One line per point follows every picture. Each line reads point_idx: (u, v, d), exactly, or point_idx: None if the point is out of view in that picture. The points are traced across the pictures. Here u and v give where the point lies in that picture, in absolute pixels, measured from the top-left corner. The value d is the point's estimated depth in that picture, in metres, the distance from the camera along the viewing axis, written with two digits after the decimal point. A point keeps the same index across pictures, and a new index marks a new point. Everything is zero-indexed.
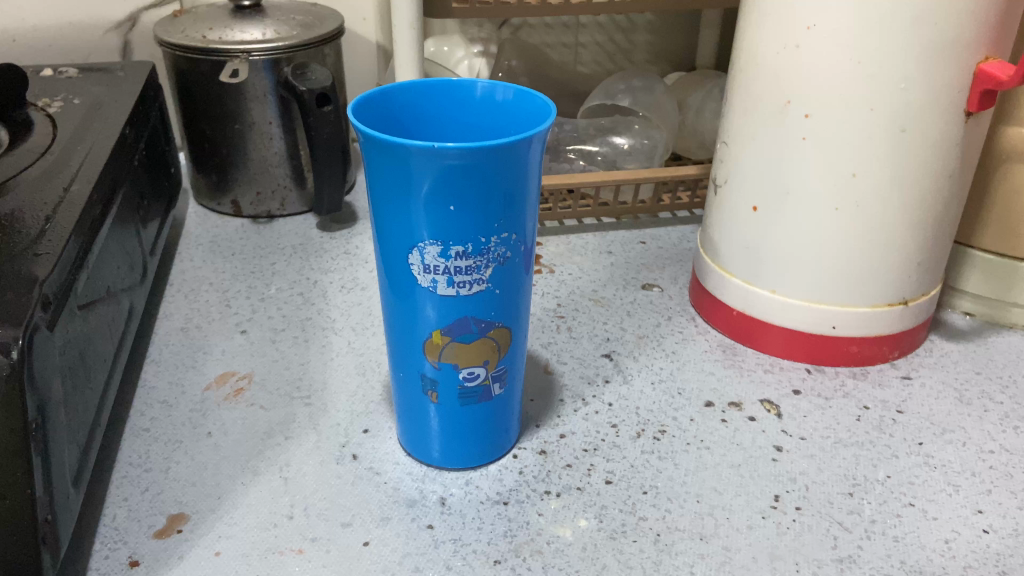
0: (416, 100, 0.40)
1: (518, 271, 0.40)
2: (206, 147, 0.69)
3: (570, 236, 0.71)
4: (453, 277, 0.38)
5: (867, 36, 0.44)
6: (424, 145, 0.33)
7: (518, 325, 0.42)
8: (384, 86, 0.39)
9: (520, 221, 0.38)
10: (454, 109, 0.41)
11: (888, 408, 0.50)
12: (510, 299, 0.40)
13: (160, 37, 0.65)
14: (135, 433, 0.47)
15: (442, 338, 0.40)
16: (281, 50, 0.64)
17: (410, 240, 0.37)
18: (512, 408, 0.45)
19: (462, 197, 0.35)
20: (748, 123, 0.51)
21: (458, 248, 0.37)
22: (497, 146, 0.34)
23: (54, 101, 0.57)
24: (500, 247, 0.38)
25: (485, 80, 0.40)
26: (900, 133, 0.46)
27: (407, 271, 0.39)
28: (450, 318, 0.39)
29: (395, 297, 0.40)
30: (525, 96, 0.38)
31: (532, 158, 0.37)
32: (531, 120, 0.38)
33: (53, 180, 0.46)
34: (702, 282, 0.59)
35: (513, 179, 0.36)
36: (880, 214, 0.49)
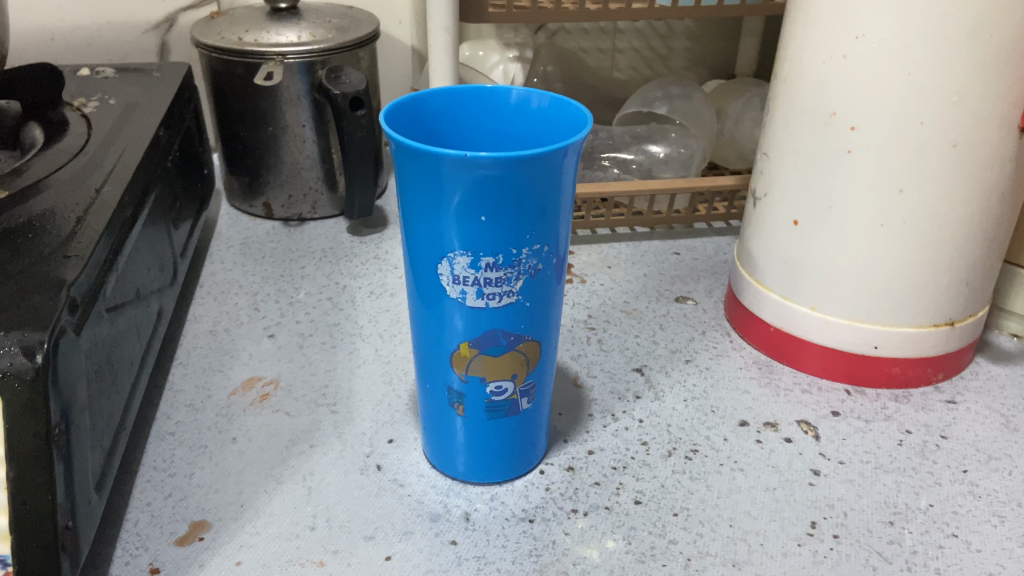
0: (450, 106, 0.39)
1: (550, 284, 0.39)
2: (240, 149, 0.69)
3: (602, 245, 0.69)
4: (483, 288, 0.37)
5: (919, 47, 0.42)
6: (457, 154, 0.32)
7: (548, 340, 0.41)
8: (418, 93, 0.38)
9: (553, 233, 0.37)
10: (488, 116, 0.40)
11: (932, 433, 0.48)
12: (541, 312, 0.39)
13: (197, 38, 0.65)
14: (160, 437, 0.47)
15: (471, 350, 0.39)
16: (317, 53, 0.63)
17: (440, 250, 0.37)
18: (541, 423, 0.44)
19: (494, 208, 0.34)
20: (791, 134, 0.50)
21: (488, 259, 0.36)
22: (531, 156, 0.33)
23: (90, 101, 0.58)
24: (531, 259, 0.37)
25: (521, 88, 0.39)
26: (951, 148, 0.44)
27: (436, 281, 0.38)
28: (479, 330, 0.38)
29: (424, 309, 0.40)
30: (561, 104, 0.37)
31: (566, 169, 0.36)
32: (566, 129, 0.37)
33: (85, 181, 0.46)
34: (738, 297, 0.58)
35: (546, 189, 0.35)
36: (928, 231, 0.47)
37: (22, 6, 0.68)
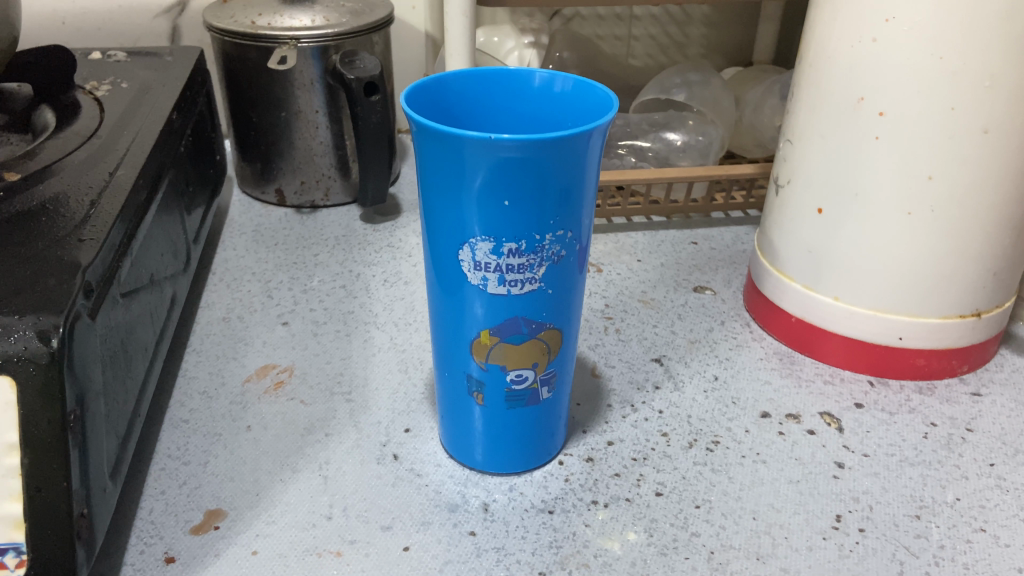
0: (471, 89, 0.39)
1: (572, 271, 0.38)
2: (252, 135, 0.68)
3: (619, 234, 0.69)
4: (505, 275, 0.36)
5: (951, 30, 0.41)
6: (481, 136, 0.32)
7: (569, 329, 0.40)
8: (438, 75, 0.37)
9: (576, 219, 0.36)
10: (509, 100, 0.39)
11: (958, 426, 0.48)
12: (563, 300, 0.38)
13: (209, 22, 0.64)
14: (175, 424, 0.46)
15: (491, 338, 0.38)
16: (330, 38, 0.62)
17: (461, 235, 0.36)
18: (560, 412, 0.43)
19: (517, 192, 0.34)
20: (816, 121, 0.49)
21: (511, 245, 0.35)
22: (557, 138, 0.32)
23: (102, 84, 0.57)
24: (554, 246, 0.36)
25: (543, 70, 0.38)
26: (982, 135, 0.43)
27: (456, 268, 0.37)
28: (500, 318, 0.38)
29: (443, 296, 0.39)
30: (586, 87, 0.36)
31: (591, 153, 0.35)
32: (590, 112, 0.37)
33: (99, 165, 0.46)
34: (758, 287, 0.57)
35: (571, 173, 0.34)
36: (957, 220, 0.46)
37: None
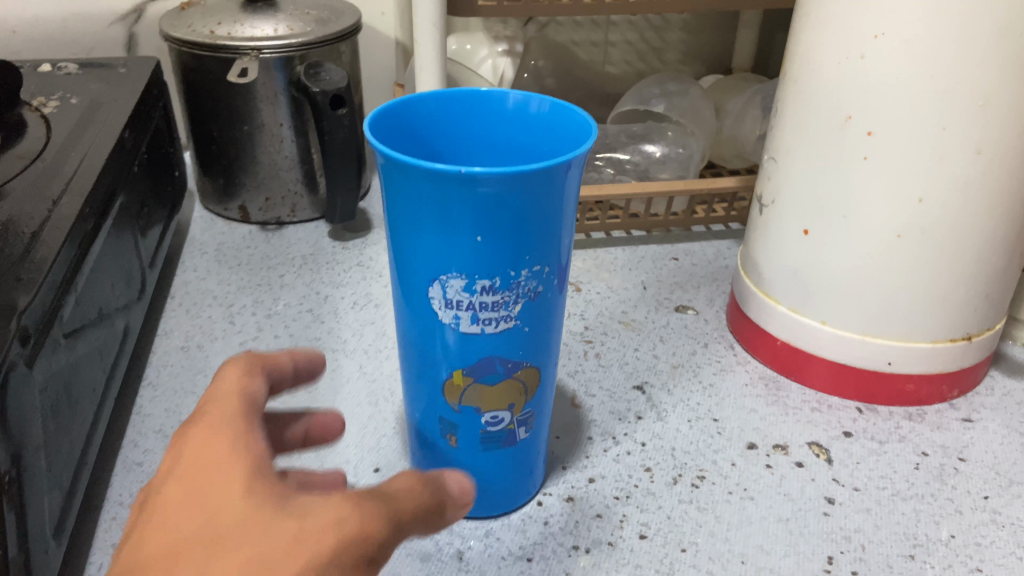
0: (441, 112, 0.36)
1: (550, 305, 0.35)
2: (214, 149, 0.65)
3: (597, 250, 0.66)
4: (478, 313, 0.34)
5: (943, 45, 0.39)
6: (452, 169, 0.29)
7: (547, 365, 0.38)
8: (405, 97, 0.35)
9: (554, 252, 0.34)
10: (482, 122, 0.37)
11: (949, 456, 0.46)
12: (540, 337, 0.36)
13: (166, 32, 0.61)
14: (127, 468, 0.43)
15: (465, 378, 0.36)
16: (295, 48, 0.59)
17: (430, 272, 0.33)
18: (539, 451, 0.41)
19: (491, 227, 0.31)
20: (801, 138, 0.47)
21: (484, 282, 0.33)
22: (534, 170, 0.30)
23: (50, 100, 0.54)
24: (531, 281, 0.33)
25: (518, 91, 0.35)
26: (975, 155, 0.42)
27: (427, 305, 0.35)
28: (474, 358, 0.35)
29: (413, 335, 0.36)
30: (564, 110, 0.34)
31: (570, 183, 0.32)
32: (568, 137, 0.34)
33: (43, 192, 0.43)
34: (742, 308, 0.55)
35: (549, 205, 0.32)
36: (948, 242, 0.44)
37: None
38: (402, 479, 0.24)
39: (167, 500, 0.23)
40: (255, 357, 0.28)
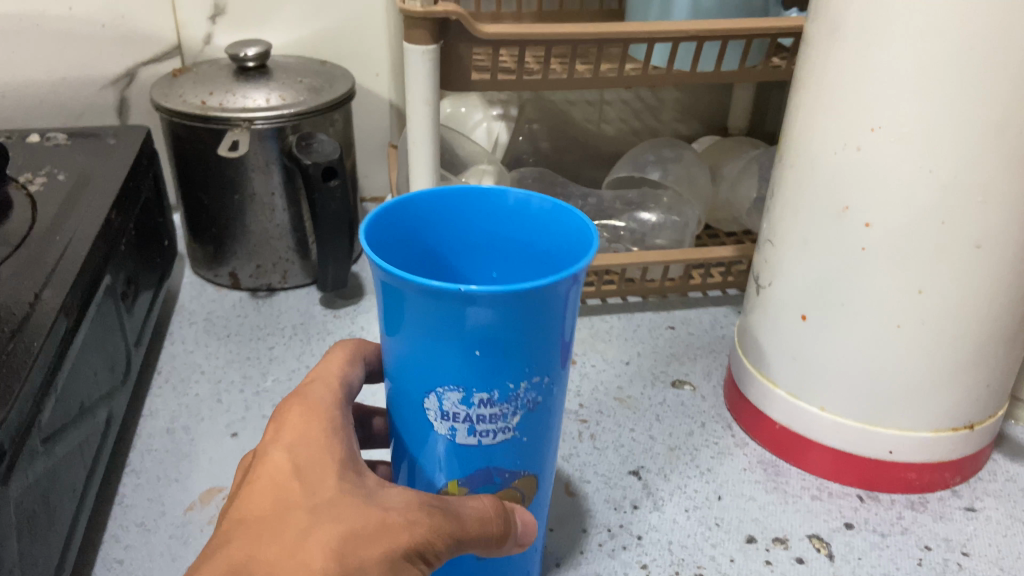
0: (437, 211, 0.35)
1: (549, 416, 0.34)
2: (204, 217, 0.64)
3: (592, 317, 0.66)
4: (475, 425, 0.33)
5: (942, 129, 0.38)
6: (453, 288, 0.28)
7: (544, 470, 0.37)
8: (402, 199, 0.34)
9: (555, 362, 0.33)
10: (480, 220, 0.36)
11: (953, 550, 0.45)
12: (538, 445, 0.35)
13: (157, 102, 0.60)
14: (106, 566, 0.42)
15: (460, 487, 0.35)
16: (288, 118, 0.59)
17: (426, 383, 0.32)
18: (536, 555, 0.40)
19: (490, 343, 0.30)
20: (798, 225, 0.46)
21: (482, 395, 0.31)
22: (537, 288, 0.29)
23: (37, 177, 0.53)
24: (531, 393, 0.32)
25: (518, 191, 0.35)
26: (974, 249, 0.41)
27: (422, 415, 0.33)
28: (471, 469, 0.34)
29: (407, 441, 0.35)
30: (565, 212, 0.33)
31: (571, 299, 0.31)
32: (569, 242, 0.33)
33: (25, 283, 0.42)
34: (739, 388, 0.54)
35: (551, 320, 0.31)
36: (949, 333, 0.43)
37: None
38: (480, 504, 0.31)
39: (294, 445, 0.31)
40: (315, 407, 0.33)
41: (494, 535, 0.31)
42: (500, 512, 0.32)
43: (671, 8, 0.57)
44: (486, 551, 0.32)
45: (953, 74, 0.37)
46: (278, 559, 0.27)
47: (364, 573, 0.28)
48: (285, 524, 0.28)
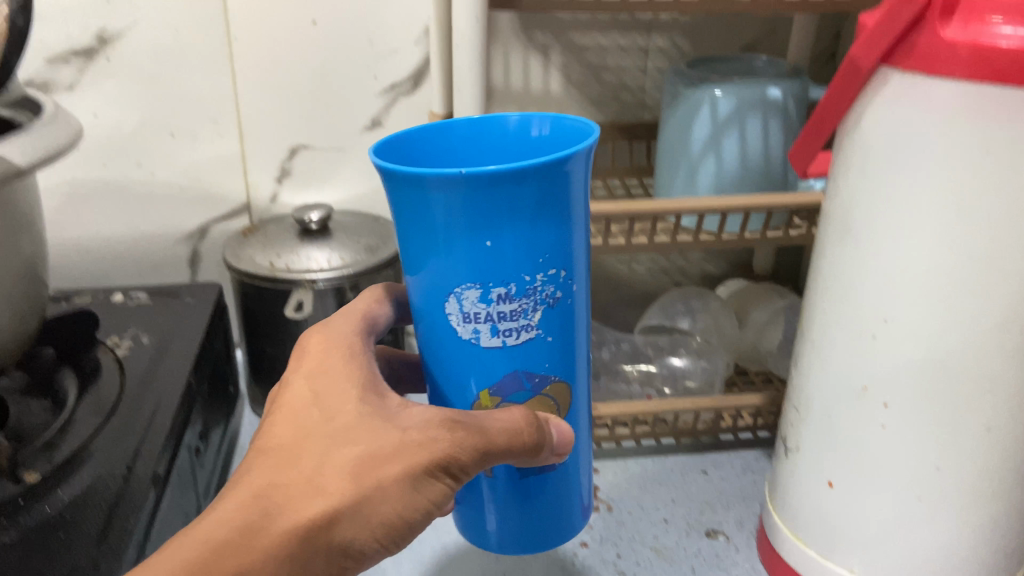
0: (446, 149, 0.38)
1: (571, 315, 0.36)
2: (266, 364, 0.69)
3: (627, 460, 0.69)
4: (497, 324, 0.34)
5: (946, 305, 0.42)
6: (453, 172, 0.30)
7: (576, 380, 0.38)
8: (410, 129, 0.37)
9: (569, 258, 0.34)
10: (491, 148, 0.39)
11: None
12: (564, 350, 0.36)
13: (230, 263, 0.67)
14: None
15: (492, 399, 0.37)
16: (347, 277, 0.64)
17: (446, 286, 0.34)
18: (572, 479, 0.42)
19: (500, 230, 0.32)
20: (822, 398, 0.50)
21: (499, 290, 0.33)
22: (538, 165, 0.31)
23: (123, 340, 0.58)
24: (548, 287, 0.34)
25: (518, 114, 0.38)
26: (985, 432, 0.44)
27: (447, 322, 0.36)
28: (499, 375, 0.36)
29: (437, 362, 0.37)
30: (564, 124, 0.37)
31: (580, 176, 0.34)
32: (570, 131, 0.36)
33: (121, 451, 0.47)
34: (772, 543, 0.57)
35: (560, 206, 0.33)
36: (967, 508, 0.46)
37: (64, 226, 0.74)
38: (508, 418, 0.36)
39: (314, 378, 0.39)
40: (335, 339, 0.41)
41: (526, 446, 0.36)
42: (530, 423, 0.36)
43: (696, 176, 0.65)
44: (523, 461, 0.36)
45: (951, 287, 0.41)
46: (296, 482, 0.34)
47: (383, 486, 0.34)
48: (303, 451, 0.35)
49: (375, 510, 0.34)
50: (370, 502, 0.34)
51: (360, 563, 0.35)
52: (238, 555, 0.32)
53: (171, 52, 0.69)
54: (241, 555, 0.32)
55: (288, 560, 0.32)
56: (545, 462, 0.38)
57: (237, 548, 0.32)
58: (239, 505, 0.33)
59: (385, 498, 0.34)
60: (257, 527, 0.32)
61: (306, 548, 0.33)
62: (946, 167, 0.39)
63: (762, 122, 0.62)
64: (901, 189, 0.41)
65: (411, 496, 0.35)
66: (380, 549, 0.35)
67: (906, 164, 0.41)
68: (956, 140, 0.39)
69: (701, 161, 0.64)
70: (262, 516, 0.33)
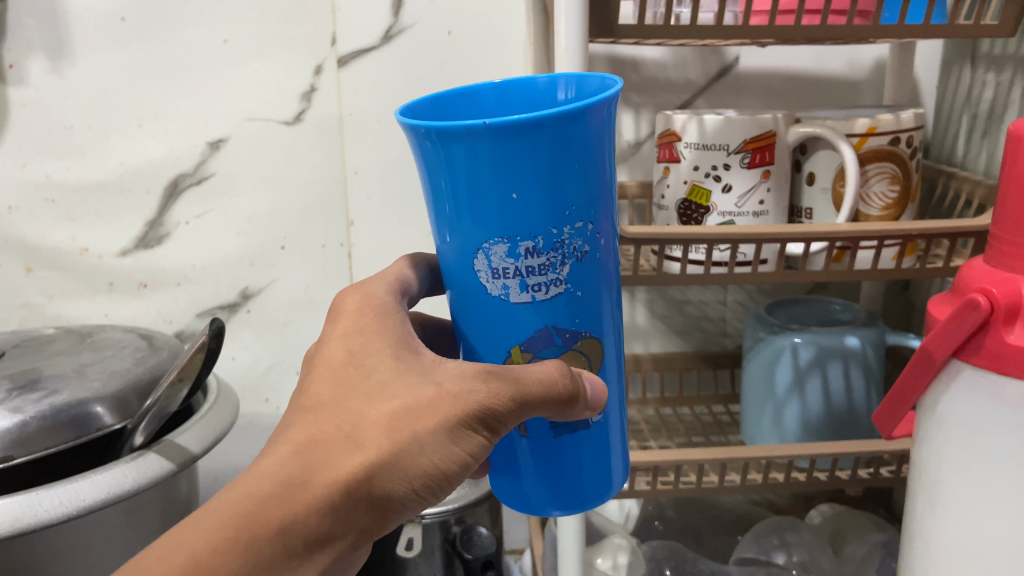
0: (469, 110, 0.41)
1: (599, 270, 0.38)
2: None
3: None
4: (526, 279, 0.36)
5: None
6: (478, 124, 0.32)
7: (606, 335, 0.40)
8: (434, 94, 0.40)
9: (594, 210, 0.36)
10: (518, 107, 0.42)
11: None
12: (593, 304, 0.38)
13: None
14: None
15: (524, 355, 0.39)
16: (451, 511, 0.70)
17: (474, 242, 0.36)
18: (608, 444, 0.43)
19: (524, 182, 0.34)
20: None
21: (527, 243, 0.35)
22: (556, 115, 0.33)
23: None
24: (575, 240, 0.36)
25: (545, 75, 0.41)
26: None
27: (477, 282, 0.38)
28: (529, 330, 0.38)
29: (468, 319, 0.39)
30: (586, 82, 0.39)
31: (603, 130, 0.35)
32: (593, 93, 0.39)
33: None
34: None
35: (583, 155, 0.35)
36: None
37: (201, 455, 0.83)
38: (542, 369, 0.38)
39: (347, 340, 0.41)
40: (370, 300, 0.43)
41: (561, 395, 0.38)
42: (564, 372, 0.38)
43: (782, 417, 0.68)
44: (559, 412, 0.38)
45: None
46: (333, 437, 0.36)
47: (419, 438, 0.37)
48: (344, 406, 0.38)
49: (412, 463, 0.37)
50: (408, 455, 0.37)
51: (399, 511, 0.38)
52: (283, 506, 0.34)
53: (301, 304, 0.80)
54: (286, 507, 0.34)
55: (331, 511, 0.35)
56: (579, 417, 0.40)
57: (283, 499, 0.34)
58: (277, 460, 0.36)
59: (423, 446, 0.37)
60: (300, 481, 0.35)
61: (348, 499, 0.35)
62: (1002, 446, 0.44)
63: (844, 369, 0.66)
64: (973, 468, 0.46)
65: (446, 448, 0.38)
66: (417, 498, 0.38)
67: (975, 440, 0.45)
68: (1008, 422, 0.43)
69: (787, 403, 0.68)
70: (304, 471, 0.35)
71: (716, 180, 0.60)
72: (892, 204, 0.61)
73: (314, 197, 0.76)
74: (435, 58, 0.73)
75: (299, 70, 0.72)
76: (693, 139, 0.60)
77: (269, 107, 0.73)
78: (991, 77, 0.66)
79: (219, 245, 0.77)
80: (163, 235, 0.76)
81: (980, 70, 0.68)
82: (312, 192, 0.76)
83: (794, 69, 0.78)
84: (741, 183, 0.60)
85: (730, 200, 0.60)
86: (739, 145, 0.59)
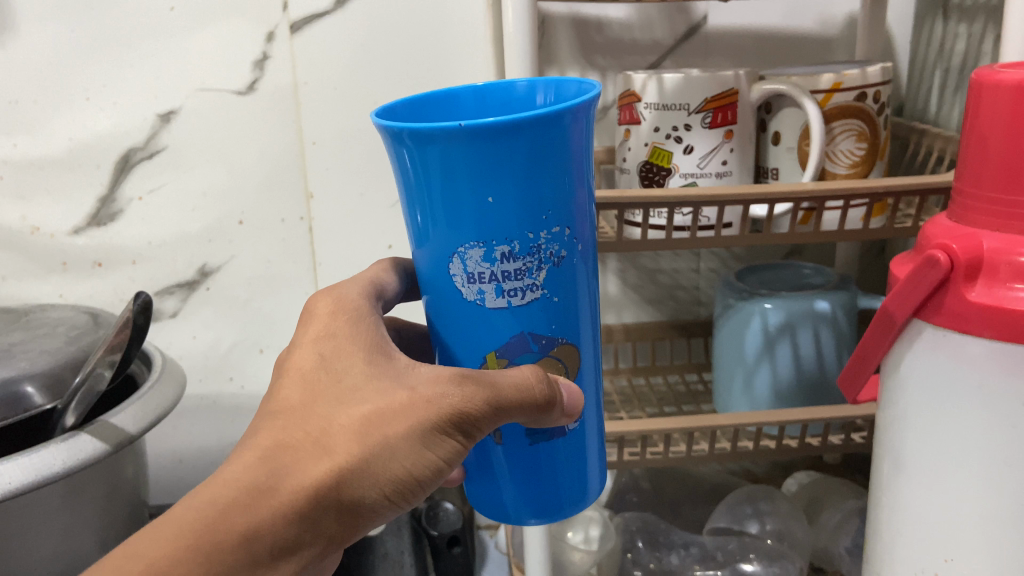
0: (448, 113, 0.39)
1: (578, 276, 0.35)
2: None
3: None
4: (502, 284, 0.34)
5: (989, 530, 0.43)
6: (453, 125, 0.30)
7: (585, 342, 0.37)
8: (410, 96, 0.37)
9: (574, 215, 0.34)
10: (495, 113, 0.39)
11: None
12: (572, 310, 0.36)
13: None
14: None
15: (500, 361, 0.36)
16: None
17: (449, 246, 0.34)
18: (588, 452, 0.41)
19: (501, 184, 0.32)
20: None
21: (503, 247, 0.33)
22: (535, 117, 0.30)
23: None
24: (552, 245, 0.33)
25: (525, 79, 0.38)
26: None
27: (452, 287, 0.35)
28: (505, 335, 0.35)
29: (444, 327, 0.37)
30: (566, 88, 0.37)
31: (582, 137, 0.33)
32: (572, 98, 0.36)
33: None
34: None
35: (562, 159, 0.32)
36: None
37: (164, 437, 0.82)
38: (517, 374, 0.35)
39: (317, 344, 0.39)
40: (342, 301, 0.41)
41: (537, 402, 0.35)
42: (541, 378, 0.35)
43: (753, 383, 0.66)
44: (534, 419, 0.36)
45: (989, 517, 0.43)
46: (304, 445, 0.34)
47: (390, 443, 0.35)
48: (314, 410, 0.36)
49: (382, 469, 0.35)
50: (378, 461, 0.35)
51: (369, 519, 0.36)
52: (248, 514, 0.32)
53: (262, 281, 0.78)
54: (252, 514, 0.32)
55: (299, 518, 0.33)
56: (556, 424, 0.37)
57: (247, 506, 0.32)
58: (244, 467, 0.33)
59: (394, 454, 0.35)
60: (267, 488, 0.33)
61: (316, 506, 0.33)
62: (953, 403, 0.43)
63: (813, 333, 0.65)
64: (926, 433, 0.45)
65: (418, 454, 0.35)
66: (390, 505, 0.36)
67: (926, 401, 0.44)
68: (960, 378, 0.42)
69: (757, 369, 0.66)
70: (270, 478, 0.33)
71: (677, 142, 0.58)
72: (860, 161, 0.59)
73: (271, 169, 0.74)
74: (391, 20, 0.71)
75: (249, 36, 0.70)
76: (652, 100, 0.58)
77: (220, 76, 0.71)
78: (962, 29, 0.64)
79: (175, 221, 0.75)
80: (115, 212, 0.74)
81: (951, 23, 0.66)
82: (269, 165, 0.74)
83: (765, 27, 0.75)
84: (702, 144, 0.58)
85: (692, 161, 0.58)
86: (700, 104, 0.57)
